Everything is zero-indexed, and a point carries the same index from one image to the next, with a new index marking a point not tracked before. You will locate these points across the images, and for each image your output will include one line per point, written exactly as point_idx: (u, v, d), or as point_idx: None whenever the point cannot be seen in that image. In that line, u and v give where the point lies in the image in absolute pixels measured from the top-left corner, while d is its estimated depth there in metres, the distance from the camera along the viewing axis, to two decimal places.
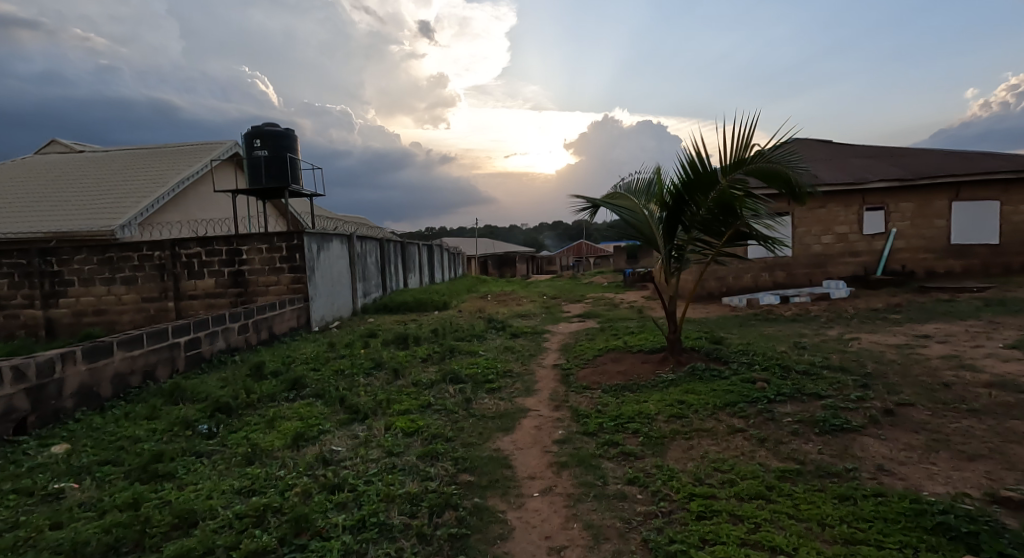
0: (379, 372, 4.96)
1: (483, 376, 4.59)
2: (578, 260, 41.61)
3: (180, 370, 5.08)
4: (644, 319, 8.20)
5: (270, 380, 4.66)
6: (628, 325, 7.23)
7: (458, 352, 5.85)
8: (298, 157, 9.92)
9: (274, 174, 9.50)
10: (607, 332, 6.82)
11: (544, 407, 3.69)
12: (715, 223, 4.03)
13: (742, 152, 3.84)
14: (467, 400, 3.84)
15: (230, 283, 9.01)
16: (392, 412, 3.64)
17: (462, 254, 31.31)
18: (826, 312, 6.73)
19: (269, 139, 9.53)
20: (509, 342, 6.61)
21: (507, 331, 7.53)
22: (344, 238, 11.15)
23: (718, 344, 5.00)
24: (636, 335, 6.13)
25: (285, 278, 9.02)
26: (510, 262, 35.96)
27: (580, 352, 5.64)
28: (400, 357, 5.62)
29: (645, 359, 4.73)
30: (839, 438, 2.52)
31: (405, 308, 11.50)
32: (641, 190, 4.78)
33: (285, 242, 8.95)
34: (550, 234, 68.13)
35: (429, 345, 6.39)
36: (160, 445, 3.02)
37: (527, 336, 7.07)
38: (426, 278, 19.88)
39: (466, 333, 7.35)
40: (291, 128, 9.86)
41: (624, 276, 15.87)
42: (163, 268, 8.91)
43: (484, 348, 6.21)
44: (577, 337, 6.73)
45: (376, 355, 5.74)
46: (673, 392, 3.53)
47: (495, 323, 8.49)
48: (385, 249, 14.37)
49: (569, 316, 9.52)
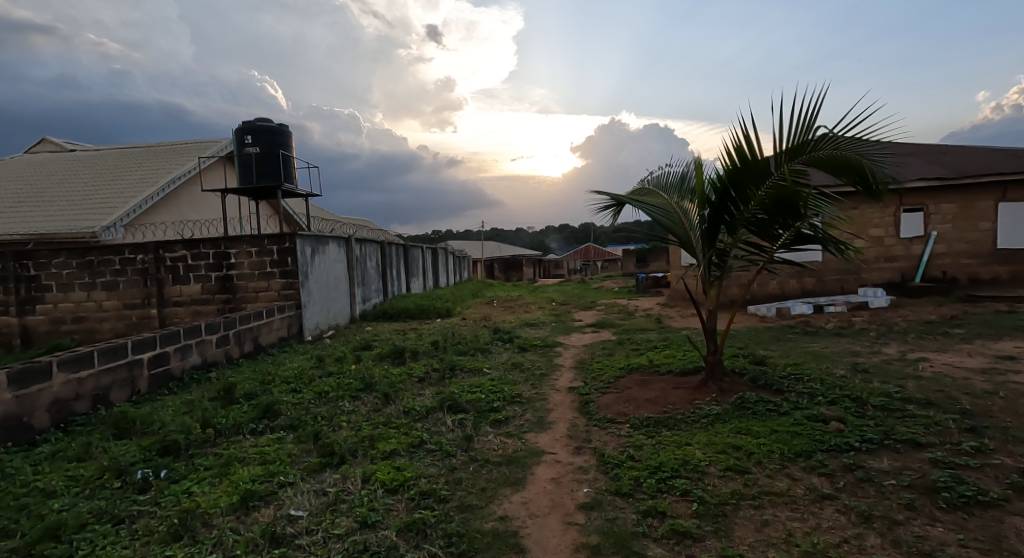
0: (367, 396, 4.30)
1: (487, 403, 3.93)
2: (586, 264, 40.85)
3: (141, 392, 4.46)
4: (664, 330, 7.52)
5: (240, 406, 4.02)
6: (649, 338, 6.53)
7: (459, 371, 5.19)
8: (292, 155, 9.33)
9: (266, 172, 8.90)
10: (626, 346, 6.13)
11: (561, 449, 3.01)
12: (771, 224, 3.32)
13: (804, 137, 3.13)
14: (467, 437, 3.17)
15: (217, 289, 8.41)
16: (375, 453, 2.97)
17: (468, 258, 30.67)
18: (873, 325, 6.00)
19: (261, 135, 8.95)
20: (516, 357, 5.95)
21: (515, 343, 6.84)
22: (342, 241, 10.55)
23: (760, 365, 4.30)
24: (660, 351, 5.44)
25: (276, 284, 8.42)
26: (517, 266, 35.26)
27: (598, 370, 4.97)
28: (393, 376, 4.96)
29: (678, 383, 4.04)
30: (979, 519, 1.82)
31: (406, 315, 10.87)
32: (674, 183, 4.14)
33: (276, 244, 8.37)
34: (557, 237, 67.43)
35: (428, 361, 5.73)
36: (74, 506, 2.37)
37: (537, 350, 6.40)
38: (430, 282, 19.24)
39: (469, 346, 6.67)
40: (285, 124, 9.29)
41: (636, 281, 15.15)
42: (146, 272, 8.31)
43: (489, 364, 5.53)
44: (592, 352, 6.05)
45: (366, 373, 5.09)
46: (723, 433, 2.84)
47: (501, 333, 7.81)
48: (387, 252, 13.78)
49: (581, 325, 8.83)
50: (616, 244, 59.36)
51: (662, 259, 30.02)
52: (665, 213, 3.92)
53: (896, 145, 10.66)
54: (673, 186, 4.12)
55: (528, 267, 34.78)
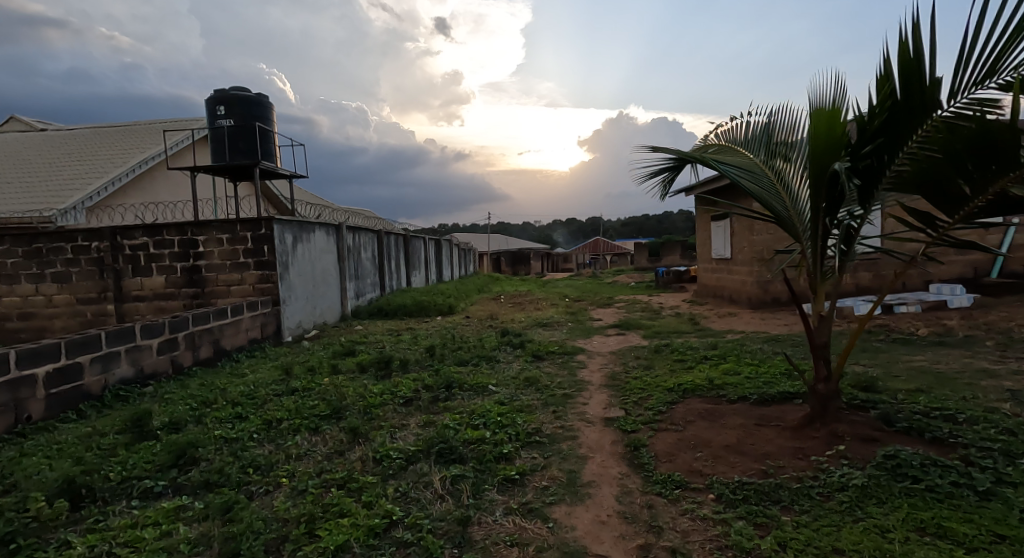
0: (332, 429, 3.18)
1: (494, 445, 2.79)
2: (595, 258, 39.63)
3: (34, 419, 3.39)
4: (704, 334, 6.34)
5: (150, 445, 2.89)
6: (691, 345, 5.34)
7: (457, 390, 4.04)
8: (272, 129, 8.21)
9: (241, 148, 7.78)
10: (666, 356, 4.94)
11: (613, 543, 1.86)
12: (943, 186, 2.10)
13: (1013, 40, 1.95)
14: (462, 517, 2.03)
15: (184, 281, 7.30)
16: (313, 549, 1.84)
17: (474, 251, 29.52)
18: (977, 332, 4.80)
19: (236, 105, 7.84)
20: (530, 369, 4.80)
21: (527, 349, 5.69)
22: (331, 229, 9.42)
23: (872, 391, 3.11)
24: (715, 365, 4.26)
25: (250, 276, 7.31)
26: (525, 260, 34.00)
27: (638, 391, 3.80)
28: (372, 398, 3.82)
29: (764, 421, 2.85)
30: None
31: (404, 312, 9.76)
32: (756, 136, 2.90)
33: (251, 231, 7.24)
34: (564, 231, 66.16)
35: (419, 374, 4.60)
36: None
37: (555, 359, 5.23)
38: (433, 276, 18.14)
39: (472, 352, 5.53)
40: (264, 94, 8.18)
41: (655, 276, 13.94)
42: (102, 263, 7.22)
43: (496, 380, 4.39)
44: (624, 362, 4.90)
45: (338, 391, 3.96)
46: (898, 535, 1.65)
47: (510, 336, 6.66)
48: (384, 243, 12.66)
49: (602, 326, 7.66)
50: (625, 238, 57.98)
51: (676, 253, 28.72)
52: (752, 173, 2.75)
53: None
54: (758, 135, 2.92)
55: (536, 261, 33.56)
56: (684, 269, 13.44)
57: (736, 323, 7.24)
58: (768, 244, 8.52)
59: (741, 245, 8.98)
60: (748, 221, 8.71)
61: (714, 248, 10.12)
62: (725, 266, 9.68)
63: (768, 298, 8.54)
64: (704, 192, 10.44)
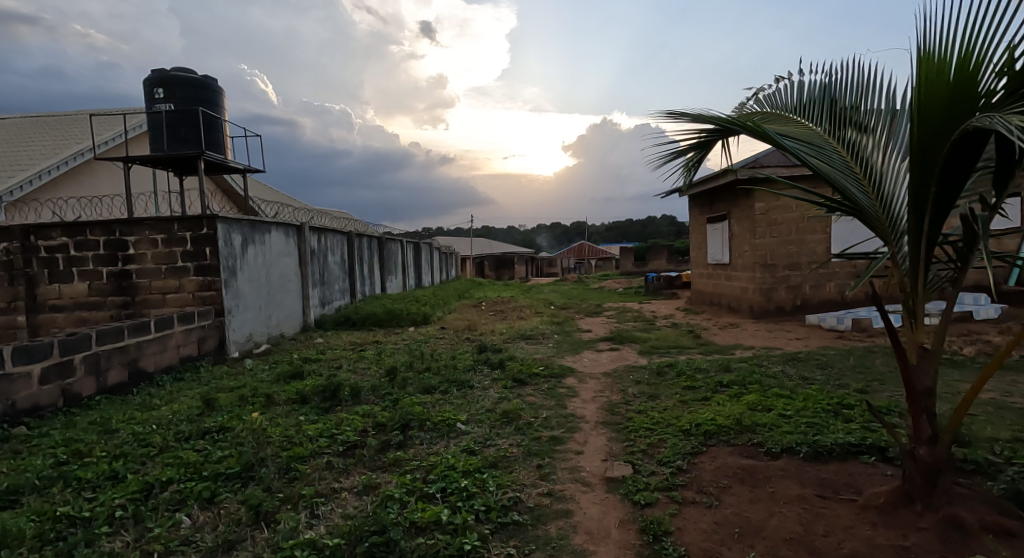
0: (234, 499, 2.30)
1: (452, 533, 1.95)
2: (581, 262, 38.99)
3: None
4: (710, 351, 5.57)
5: None
6: (699, 366, 4.56)
7: (415, 432, 3.18)
8: (220, 115, 7.25)
9: (182, 136, 6.82)
10: (671, 381, 4.15)
11: None
12: None
13: None
14: None
15: (111, 288, 6.31)
16: None
17: (456, 256, 28.59)
18: None
19: (177, 88, 6.88)
20: (510, 398, 3.96)
21: (507, 371, 4.85)
22: (291, 230, 8.48)
23: (960, 443, 2.34)
24: (736, 396, 3.47)
25: (189, 283, 6.33)
26: (509, 264, 33.11)
27: (645, 434, 3.00)
28: (303, 445, 2.94)
29: (831, 492, 2.04)
30: None
31: (373, 322, 8.85)
32: (816, 101, 2.14)
33: (190, 231, 6.29)
34: (549, 235, 65.54)
35: (373, 406, 3.72)
36: None
37: (539, 383, 4.40)
38: (411, 282, 17.19)
39: (441, 374, 4.66)
40: (211, 76, 7.22)
41: (645, 282, 13.22)
42: (12, 267, 6.20)
43: (468, 415, 3.55)
44: (622, 388, 4.10)
45: (261, 435, 3.08)
46: None
47: (488, 352, 5.83)
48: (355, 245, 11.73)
49: (593, 339, 6.85)
50: (610, 242, 57.59)
51: (662, 258, 28.20)
52: (818, 148, 1.97)
53: None
54: (816, 99, 2.15)
55: (520, 265, 32.74)
56: (675, 275, 12.75)
57: (741, 335, 6.51)
58: (771, 248, 7.82)
59: (741, 249, 8.29)
60: (750, 223, 8.01)
61: (710, 253, 9.43)
62: (722, 273, 9.00)
63: (771, 307, 7.85)
64: (699, 192, 9.74)
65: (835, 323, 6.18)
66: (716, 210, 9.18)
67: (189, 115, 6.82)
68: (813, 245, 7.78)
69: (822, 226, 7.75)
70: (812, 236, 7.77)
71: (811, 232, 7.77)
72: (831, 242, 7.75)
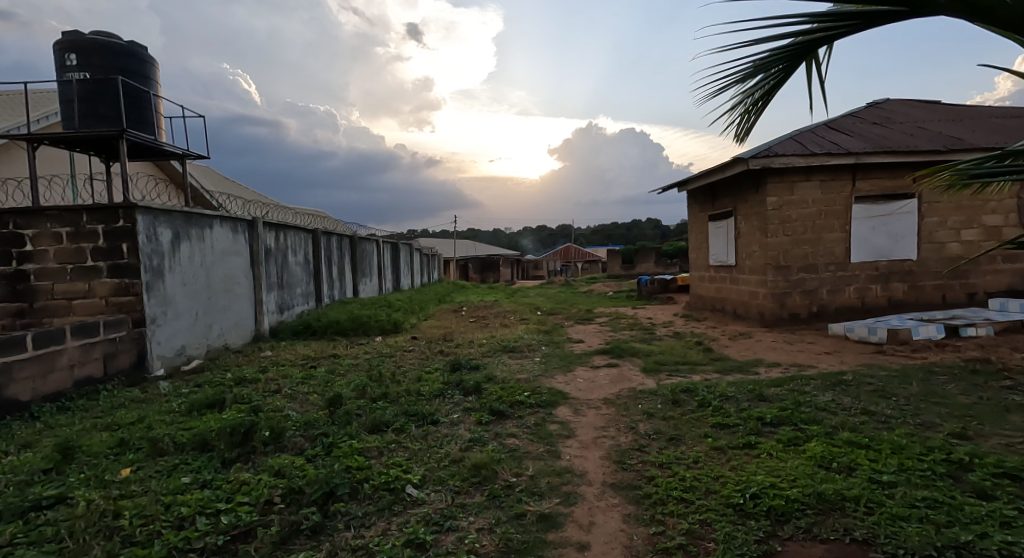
0: None
1: None
2: (567, 265, 38.25)
3: None
4: (728, 369, 4.67)
5: None
6: (723, 391, 3.64)
7: (343, 506, 2.19)
8: (148, 88, 6.17)
9: (100, 113, 5.71)
10: (693, 415, 3.21)
11: None
12: None
13: None
14: None
15: (4, 293, 5.19)
16: None
17: (438, 258, 27.50)
18: None
19: (93, 55, 5.77)
20: (485, 442, 2.98)
21: (484, 398, 3.88)
22: (241, 225, 7.39)
23: None
24: (790, 442, 2.55)
25: (101, 286, 5.22)
26: (494, 266, 32.05)
27: (677, 509, 2.06)
28: (162, 537, 1.92)
29: None
30: None
31: (336, 331, 7.80)
32: None
33: (102, 223, 5.18)
34: (535, 238, 64.76)
35: (296, 458, 2.71)
36: None
37: (524, 417, 3.43)
38: (387, 285, 16.10)
39: (399, 404, 3.67)
40: (136, 42, 6.14)
41: (638, 286, 12.36)
42: None
43: (427, 471, 2.58)
44: (630, 425, 3.15)
45: (106, 515, 2.05)
46: None
47: (463, 371, 4.86)
48: (322, 245, 10.66)
49: (586, 353, 5.92)
50: (597, 245, 56.99)
51: (651, 260, 27.52)
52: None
53: (994, 107, 8.07)
54: None
55: (505, 268, 31.81)
56: (670, 278, 11.90)
57: (758, 348, 5.64)
58: (785, 248, 6.98)
59: (749, 249, 7.44)
60: (760, 220, 7.16)
61: (713, 253, 8.57)
62: (727, 275, 8.15)
63: (785, 314, 7.01)
64: (700, 187, 8.88)
65: (866, 334, 5.37)
66: (719, 207, 8.33)
67: (109, 87, 5.74)
68: (831, 245, 6.95)
69: (841, 223, 6.92)
70: (830, 234, 6.93)
71: (828, 230, 6.94)
72: (850, 241, 6.92)
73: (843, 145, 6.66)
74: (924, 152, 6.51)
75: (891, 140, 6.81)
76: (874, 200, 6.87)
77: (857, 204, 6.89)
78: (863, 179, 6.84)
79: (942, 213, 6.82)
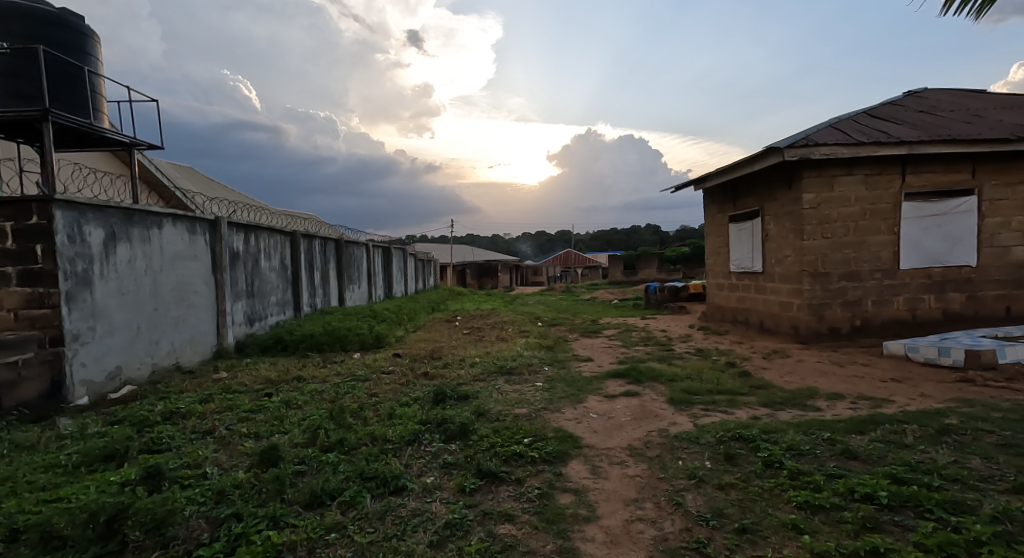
0: None
1: None
2: (567, 271, 37.49)
3: None
4: (778, 404, 3.74)
5: None
6: (792, 440, 2.72)
7: None
8: (83, 64, 5.29)
9: (25, 91, 4.78)
10: (763, 484, 2.28)
11: None
12: None
13: None
14: None
15: None
16: None
17: (434, 263, 26.65)
18: None
19: (13, 22, 4.84)
20: (469, 531, 2.05)
21: (472, 447, 2.95)
22: (201, 225, 6.45)
23: None
24: (944, 555, 1.62)
25: (9, 296, 4.26)
26: (492, 272, 31.19)
27: None
28: None
29: None
30: None
31: (309, 346, 6.87)
32: None
33: (12, 220, 4.23)
34: (533, 243, 64.00)
35: None
36: None
37: (525, 481, 2.50)
38: (377, 292, 15.19)
39: (358, 460, 2.73)
40: (66, 10, 5.27)
41: (645, 294, 11.46)
42: None
43: None
44: (675, 500, 2.22)
45: None
46: None
47: (449, 402, 3.94)
48: (302, 249, 9.74)
49: (597, 377, 4.99)
50: (597, 250, 56.19)
51: (653, 266, 26.64)
52: None
53: None
54: None
55: (503, 274, 30.93)
56: (681, 286, 11.04)
57: (804, 372, 4.73)
58: (823, 252, 6.09)
59: (781, 253, 6.54)
60: (793, 220, 6.28)
61: (736, 258, 7.66)
62: (753, 283, 7.24)
63: (823, 329, 6.09)
64: (719, 185, 8.00)
65: (935, 356, 4.50)
66: (743, 206, 7.45)
67: (34, 61, 4.83)
68: (877, 249, 6.06)
69: (888, 224, 6.03)
70: (875, 237, 6.05)
71: (873, 232, 6.05)
72: (899, 244, 6.04)
73: (892, 133, 5.80)
74: (987, 141, 5.65)
75: (946, 128, 5.95)
76: (926, 197, 6.00)
77: (906, 202, 6.02)
78: (914, 173, 5.97)
79: (1005, 212, 5.94)
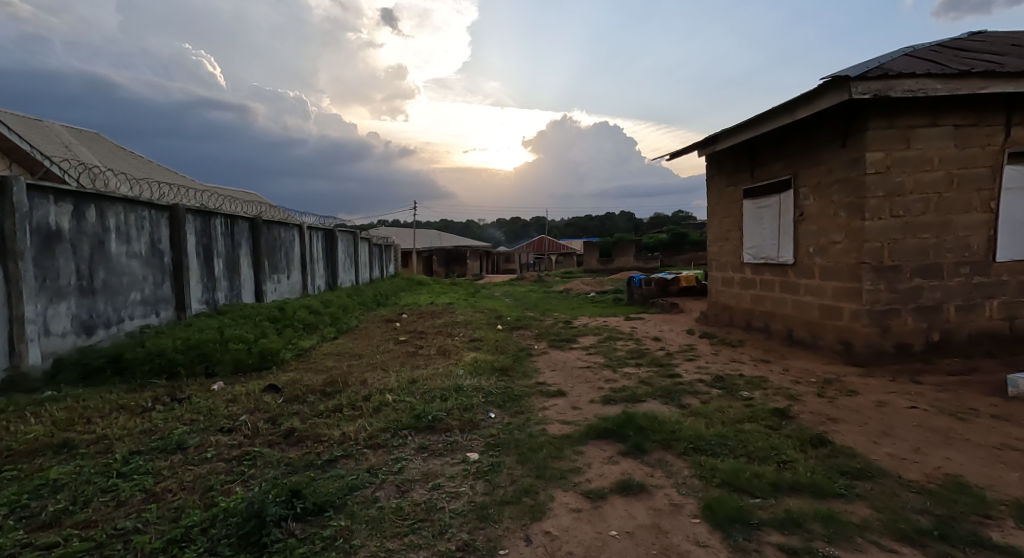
0: None
1: None
2: (540, 258, 35.56)
3: None
4: (932, 538, 1.86)
5: None
6: None
7: None
8: None
9: None
10: None
11: None
12: None
13: None
14: None
15: None
16: None
17: (395, 249, 24.28)
18: None
19: None
20: None
21: None
22: None
23: None
24: None
25: None
26: (460, 259, 29.00)
27: None
28: None
29: None
30: None
31: (155, 368, 4.72)
32: None
33: None
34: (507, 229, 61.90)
35: None
36: None
37: None
38: (315, 284, 12.95)
39: None
40: None
41: (629, 288, 9.60)
42: None
43: None
44: None
45: None
46: None
47: (273, 535, 1.93)
48: (191, 228, 7.46)
49: (570, 437, 3.04)
50: (571, 237, 54.49)
51: (631, 254, 24.76)
52: None
53: None
54: None
55: (472, 261, 28.77)
56: (670, 278, 9.25)
57: (906, 431, 2.89)
58: (892, 237, 4.27)
59: (828, 238, 4.69)
60: (848, 191, 4.43)
61: (754, 244, 5.83)
62: (780, 278, 5.42)
63: (889, 346, 4.30)
64: (733, 148, 6.11)
65: None
66: (767, 175, 5.58)
67: None
68: (966, 233, 4.28)
69: (982, 197, 4.25)
70: (965, 216, 4.26)
71: (961, 208, 4.26)
72: (997, 227, 4.27)
73: (1001, 63, 3.99)
74: None
75: None
76: None
77: (1009, 166, 4.24)
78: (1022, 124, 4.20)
79: None
